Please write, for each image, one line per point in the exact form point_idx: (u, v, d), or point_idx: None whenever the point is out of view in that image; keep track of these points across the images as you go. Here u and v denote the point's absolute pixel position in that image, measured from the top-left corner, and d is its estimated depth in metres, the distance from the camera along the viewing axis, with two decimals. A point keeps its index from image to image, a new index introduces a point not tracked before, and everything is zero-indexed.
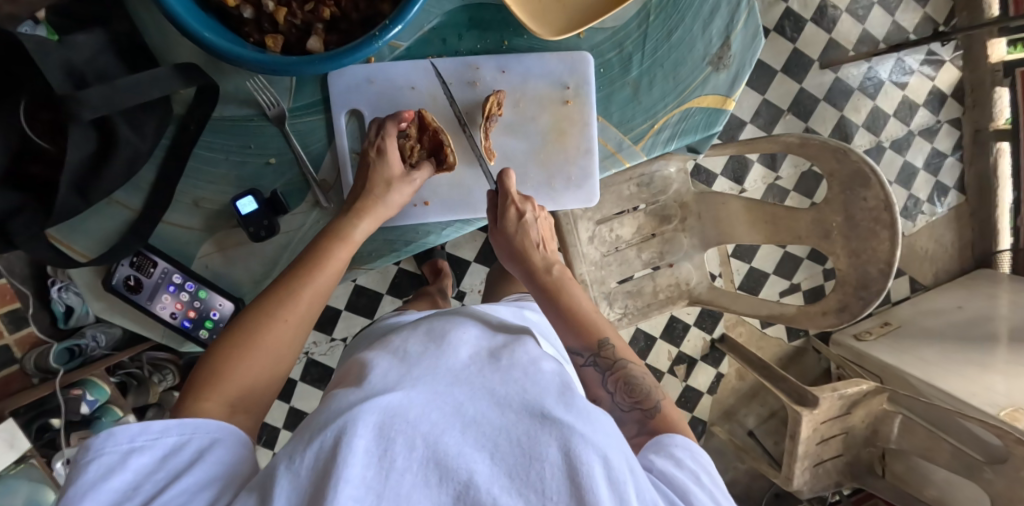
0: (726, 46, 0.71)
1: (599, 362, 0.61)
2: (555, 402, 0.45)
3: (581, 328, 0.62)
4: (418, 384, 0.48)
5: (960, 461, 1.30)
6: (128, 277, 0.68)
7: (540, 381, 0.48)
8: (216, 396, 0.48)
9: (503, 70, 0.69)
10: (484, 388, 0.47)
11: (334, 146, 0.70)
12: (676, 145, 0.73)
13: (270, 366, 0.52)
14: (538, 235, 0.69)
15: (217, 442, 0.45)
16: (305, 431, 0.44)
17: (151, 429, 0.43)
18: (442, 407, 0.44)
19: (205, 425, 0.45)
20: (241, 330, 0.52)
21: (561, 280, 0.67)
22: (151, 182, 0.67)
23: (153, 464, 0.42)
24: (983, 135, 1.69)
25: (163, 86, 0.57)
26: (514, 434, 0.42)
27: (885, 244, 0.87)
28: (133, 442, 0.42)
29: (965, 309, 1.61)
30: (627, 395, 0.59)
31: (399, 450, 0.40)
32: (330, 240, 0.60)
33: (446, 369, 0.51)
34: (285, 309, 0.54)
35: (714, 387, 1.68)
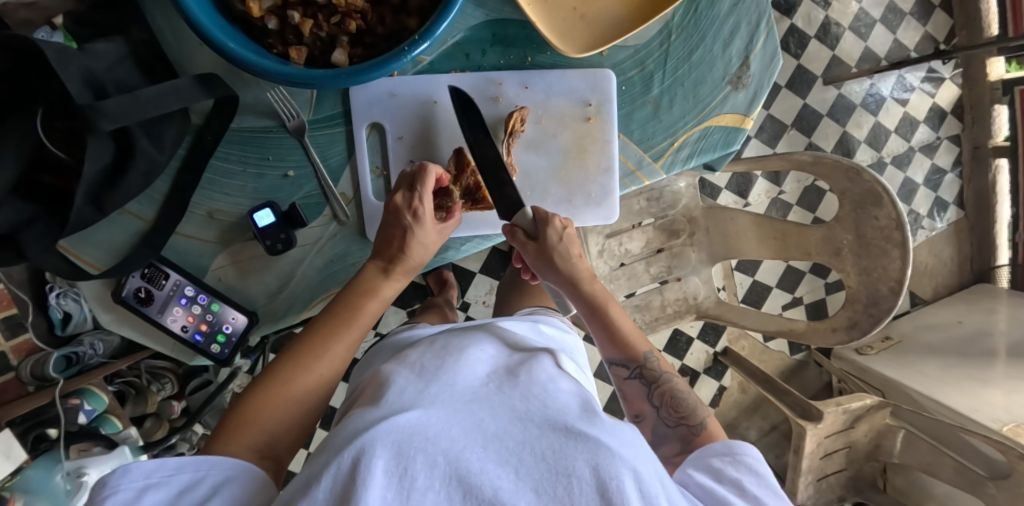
0: (745, 66, 0.71)
1: (644, 375, 0.63)
2: (578, 419, 0.44)
3: (626, 343, 0.63)
4: (434, 402, 0.47)
5: (963, 477, 1.30)
6: (139, 289, 0.67)
7: (561, 399, 0.47)
8: (242, 440, 0.48)
9: (526, 86, 0.68)
10: (504, 406, 0.46)
11: (352, 160, 0.69)
12: (695, 162, 0.73)
13: (298, 417, 0.53)
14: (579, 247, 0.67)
15: (231, 479, 0.44)
16: (323, 454, 0.43)
17: (167, 465, 0.43)
18: (462, 425, 0.43)
19: (221, 461, 0.45)
20: (273, 376, 0.53)
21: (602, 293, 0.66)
22: (164, 193, 0.66)
23: (167, 502, 0.41)
24: (982, 152, 1.71)
25: (184, 97, 0.56)
26: (538, 448, 0.41)
27: (896, 263, 0.88)
28: (149, 478, 0.42)
29: (965, 325, 1.62)
30: (673, 411, 0.60)
31: (419, 470, 0.39)
32: (360, 294, 0.60)
33: (463, 386, 0.50)
34: (317, 362, 0.55)
35: (716, 400, 1.68)
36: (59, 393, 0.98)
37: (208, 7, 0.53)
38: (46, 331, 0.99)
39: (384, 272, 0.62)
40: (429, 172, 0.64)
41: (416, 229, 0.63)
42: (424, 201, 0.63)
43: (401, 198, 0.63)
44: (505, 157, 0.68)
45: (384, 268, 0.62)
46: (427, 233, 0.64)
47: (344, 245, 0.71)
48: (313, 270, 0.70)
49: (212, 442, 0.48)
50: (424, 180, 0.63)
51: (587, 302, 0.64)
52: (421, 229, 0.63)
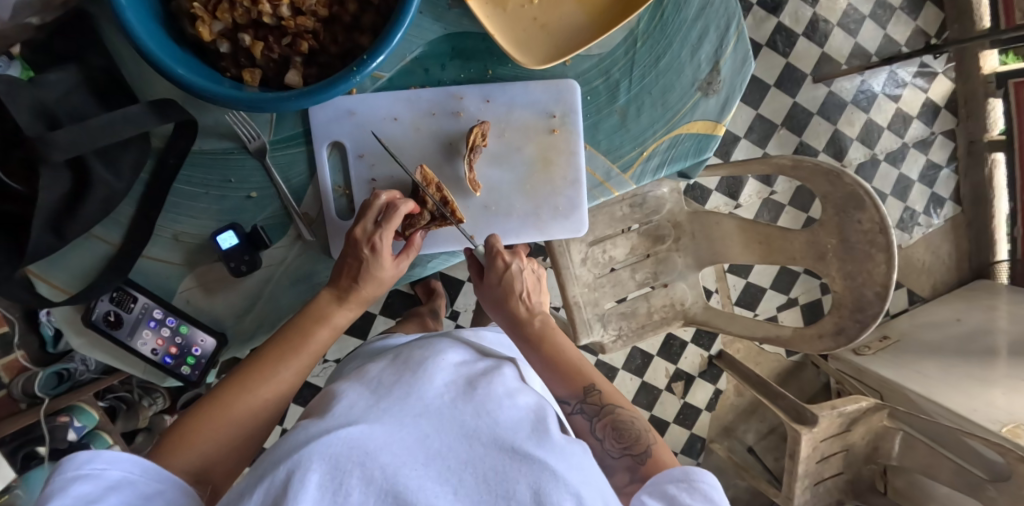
0: (715, 71, 0.70)
1: (586, 409, 0.61)
2: (527, 437, 0.44)
3: (567, 376, 0.63)
4: (383, 414, 0.46)
5: (962, 479, 1.28)
6: (108, 313, 0.66)
7: (512, 413, 0.47)
8: (180, 463, 0.48)
9: (488, 99, 0.67)
10: (454, 419, 0.46)
11: (315, 179, 0.68)
12: (666, 172, 0.72)
13: (236, 442, 0.52)
14: (526, 284, 0.67)
15: (159, 494, 0.44)
16: (262, 465, 0.42)
17: (99, 458, 0.42)
18: (407, 440, 0.43)
19: (155, 470, 0.44)
20: (214, 400, 0.52)
21: (545, 329, 0.66)
22: (130, 217, 0.66)
23: (93, 496, 0.40)
24: (977, 146, 1.69)
25: (137, 124, 0.55)
26: (480, 468, 0.41)
27: (881, 267, 0.85)
28: (80, 469, 0.41)
29: (964, 322, 1.59)
30: (616, 441, 0.59)
31: (354, 484, 0.38)
32: (310, 320, 0.59)
33: (414, 395, 0.49)
34: (263, 388, 0.54)
35: (712, 404, 1.67)
36: (45, 411, 0.99)
37: (156, 32, 0.53)
38: (37, 350, 1.00)
39: (338, 300, 0.61)
40: (398, 212, 0.62)
41: (375, 263, 0.61)
42: (382, 236, 0.61)
43: (361, 229, 0.62)
44: (467, 173, 0.67)
45: (338, 297, 0.61)
46: (386, 267, 0.62)
47: (311, 264, 0.70)
48: (279, 290, 0.69)
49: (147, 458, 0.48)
50: (390, 219, 0.62)
51: (528, 339, 0.66)
52: (380, 262, 0.61)
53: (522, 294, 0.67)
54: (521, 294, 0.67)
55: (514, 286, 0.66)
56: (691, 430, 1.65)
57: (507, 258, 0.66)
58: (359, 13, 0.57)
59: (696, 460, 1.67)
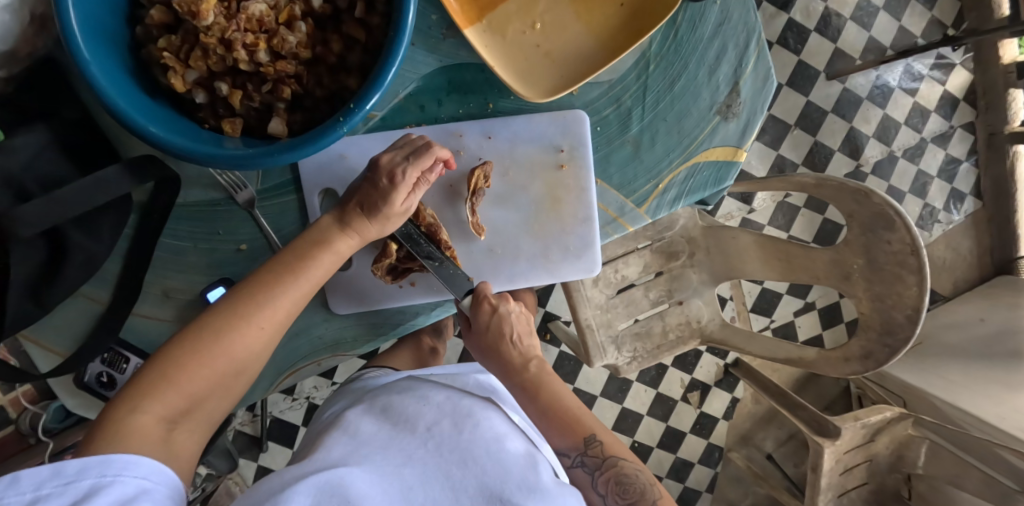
0: (734, 92, 0.64)
1: (587, 462, 0.56)
2: (519, 485, 0.40)
3: (567, 426, 0.58)
4: (365, 461, 0.41)
5: (993, 490, 1.24)
6: (100, 374, 0.64)
7: (505, 461, 0.42)
8: (160, 402, 0.44)
9: (489, 136, 0.63)
10: (440, 466, 0.41)
11: (308, 227, 0.64)
12: (684, 203, 0.66)
13: (224, 377, 0.48)
14: (516, 328, 0.63)
15: (142, 492, 0.37)
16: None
17: (64, 472, 0.35)
18: (387, 491, 0.38)
19: (127, 463, 0.38)
20: (201, 330, 0.48)
21: (541, 377, 0.61)
22: (117, 274, 0.61)
23: None
24: (998, 139, 1.65)
25: (112, 188, 0.51)
26: None
27: (912, 290, 0.80)
28: (38, 490, 0.33)
29: (988, 323, 1.54)
30: (620, 496, 0.55)
31: None
32: (311, 245, 0.55)
33: (399, 442, 0.44)
34: (259, 315, 0.50)
35: (729, 412, 1.63)
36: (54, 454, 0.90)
37: (121, 79, 0.48)
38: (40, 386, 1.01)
39: (339, 225, 0.56)
40: (429, 153, 0.57)
41: (390, 196, 0.56)
42: (407, 171, 0.56)
43: (388, 159, 0.57)
44: (470, 217, 0.62)
45: (340, 220, 0.57)
46: (400, 200, 0.57)
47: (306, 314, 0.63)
48: None
49: (124, 398, 0.43)
50: (421, 158, 0.57)
51: (523, 388, 0.60)
52: (393, 197, 0.56)
53: (513, 338, 0.62)
54: (513, 338, 0.62)
55: (505, 332, 0.61)
56: (709, 439, 1.61)
57: (501, 304, 0.62)
58: (344, 52, 0.53)
59: (715, 469, 1.63)
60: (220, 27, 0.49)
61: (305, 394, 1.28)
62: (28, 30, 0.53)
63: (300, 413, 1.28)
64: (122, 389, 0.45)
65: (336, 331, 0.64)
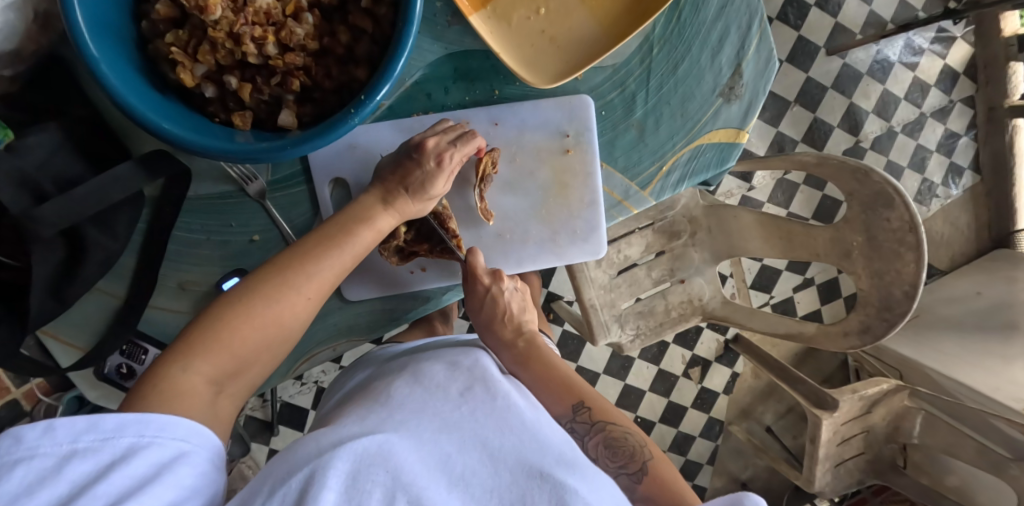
0: (736, 75, 0.65)
1: (576, 426, 0.54)
2: (554, 461, 0.41)
3: (556, 391, 0.56)
4: (401, 427, 0.43)
5: (986, 458, 1.27)
6: (120, 365, 0.66)
7: (536, 431, 0.44)
8: (208, 363, 0.45)
9: (496, 122, 0.63)
10: (475, 437, 0.42)
11: (319, 216, 0.65)
12: (688, 185, 0.68)
13: (270, 338, 0.49)
14: (509, 305, 0.62)
15: (179, 457, 0.38)
16: (272, 472, 0.39)
17: (102, 426, 0.36)
18: (426, 458, 0.40)
19: (169, 427, 0.39)
20: (250, 291, 0.48)
21: (531, 350, 0.59)
22: (132, 267, 0.62)
23: (97, 473, 0.35)
24: (997, 113, 1.65)
25: (126, 185, 0.53)
26: (507, 496, 0.39)
27: (910, 267, 0.82)
28: (76, 443, 0.35)
29: (984, 296, 1.56)
30: (611, 460, 0.52)
31: None
32: (354, 221, 0.56)
33: (433, 406, 0.46)
34: (306, 285, 0.51)
35: (730, 387, 1.66)
36: None
37: (132, 78, 0.49)
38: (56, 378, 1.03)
39: (383, 201, 0.58)
40: (475, 141, 0.59)
41: (434, 180, 0.59)
42: (455, 155, 0.59)
43: (430, 140, 0.59)
44: (479, 203, 0.64)
45: (383, 199, 0.58)
46: (444, 183, 0.60)
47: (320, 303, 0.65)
48: None
49: (175, 356, 0.44)
50: (469, 143, 0.59)
51: (513, 359, 0.59)
52: (438, 181, 0.59)
53: (506, 316, 0.61)
54: (506, 313, 0.61)
55: (498, 306, 0.61)
56: (709, 413, 1.64)
57: (495, 278, 0.62)
58: (351, 43, 0.53)
59: (715, 442, 1.67)
60: (228, 21, 0.50)
61: (314, 379, 1.31)
62: (33, 28, 0.54)
63: (309, 396, 1.31)
64: (176, 341, 0.46)
65: (350, 318, 0.66)
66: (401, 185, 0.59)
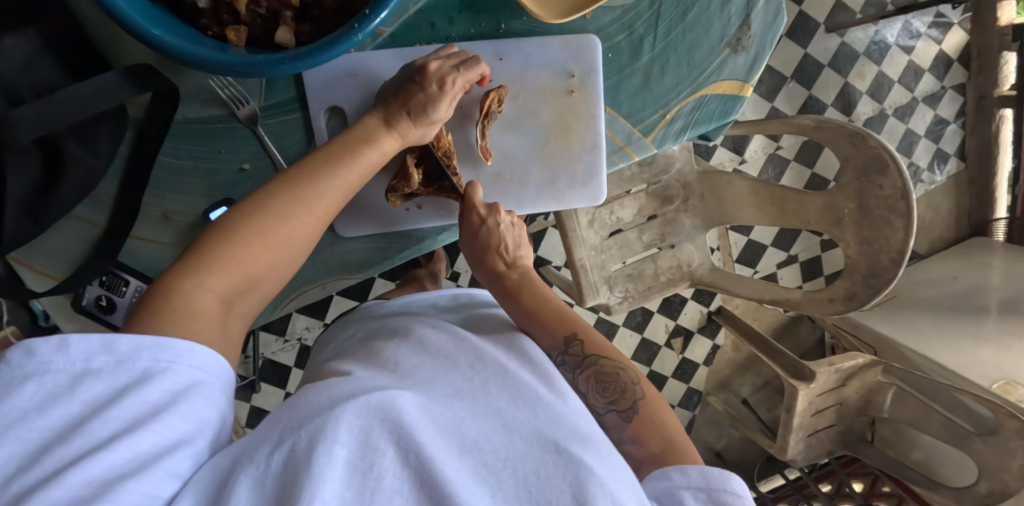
0: (745, 25, 0.64)
1: (568, 361, 0.51)
2: (570, 435, 0.38)
3: (547, 324, 0.53)
4: (418, 391, 0.40)
5: (951, 431, 1.32)
6: (99, 297, 0.63)
7: (554, 404, 0.41)
8: (219, 279, 0.43)
9: (501, 57, 0.62)
10: (490, 408, 0.40)
11: (314, 147, 0.63)
12: (689, 136, 0.67)
13: (282, 259, 0.47)
14: (504, 237, 0.61)
15: (194, 385, 0.37)
16: (279, 424, 0.37)
17: (117, 349, 0.35)
18: (440, 421, 0.37)
19: (175, 348, 0.37)
20: (257, 211, 0.46)
21: (523, 282, 0.58)
22: (113, 195, 0.60)
23: (109, 395, 0.33)
24: (987, 102, 1.67)
25: (112, 96, 0.51)
26: (520, 469, 0.35)
27: (898, 234, 0.83)
28: (90, 363, 0.34)
29: (960, 280, 1.61)
30: (601, 395, 0.49)
31: (385, 466, 0.33)
32: (355, 140, 0.54)
33: (446, 376, 0.43)
34: (314, 205, 0.49)
35: (710, 359, 1.69)
36: None
37: None
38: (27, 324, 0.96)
39: (385, 125, 0.57)
40: (478, 67, 0.58)
41: (437, 102, 0.57)
42: (456, 79, 0.57)
43: (435, 63, 0.57)
44: (479, 140, 0.62)
45: (386, 120, 0.57)
46: (444, 108, 0.58)
47: None
48: None
49: (184, 271, 0.42)
50: (471, 68, 0.58)
51: (506, 292, 0.58)
52: (440, 104, 0.57)
53: (499, 248, 0.60)
54: (503, 247, 0.61)
55: (493, 238, 0.61)
56: (689, 383, 1.68)
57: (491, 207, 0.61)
58: None
59: (693, 412, 1.71)
60: None
61: (298, 334, 1.29)
62: None
63: (292, 351, 1.29)
64: (184, 255, 0.44)
65: (341, 255, 0.65)
66: (404, 114, 0.57)
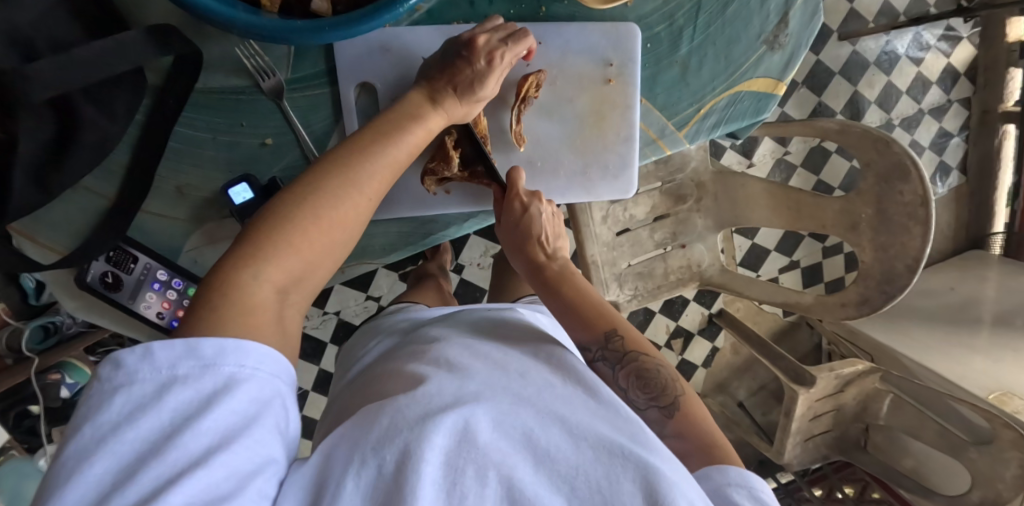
0: (782, 23, 0.64)
1: (608, 356, 0.50)
2: (636, 439, 0.37)
3: (586, 319, 0.53)
4: (484, 397, 0.39)
5: (946, 440, 1.33)
6: (104, 273, 0.59)
7: (610, 406, 0.41)
8: (273, 268, 0.38)
9: (539, 42, 0.61)
10: (554, 411, 0.39)
11: (341, 125, 0.62)
12: (722, 132, 0.67)
13: (333, 245, 0.43)
14: (545, 228, 0.60)
15: (275, 397, 0.35)
16: (360, 436, 0.37)
17: (200, 352, 0.32)
18: (512, 433, 0.37)
19: (254, 352, 0.34)
20: (317, 201, 0.42)
21: (564, 273, 0.58)
22: (124, 166, 0.58)
23: (195, 406, 0.31)
24: (991, 117, 1.69)
25: (133, 56, 0.49)
26: (592, 475, 0.35)
27: (916, 240, 0.83)
28: (173, 369, 0.32)
29: (956, 292, 1.63)
30: (641, 390, 0.48)
31: (469, 484, 0.33)
32: (406, 116, 0.52)
33: (508, 378, 0.42)
34: (366, 185, 0.45)
35: (709, 361, 1.69)
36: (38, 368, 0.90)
37: None
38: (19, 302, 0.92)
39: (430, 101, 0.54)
40: (528, 40, 0.57)
41: (485, 79, 0.56)
42: (506, 54, 0.57)
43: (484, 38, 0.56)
44: (514, 125, 0.61)
45: (432, 98, 0.55)
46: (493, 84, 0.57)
47: None
48: None
49: (238, 261, 0.37)
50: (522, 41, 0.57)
51: (545, 283, 0.58)
52: (488, 80, 0.56)
53: (540, 238, 0.60)
54: (542, 237, 0.60)
55: (533, 227, 0.60)
56: None
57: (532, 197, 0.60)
58: None
59: None
60: None
61: None
62: None
63: None
64: (236, 242, 0.39)
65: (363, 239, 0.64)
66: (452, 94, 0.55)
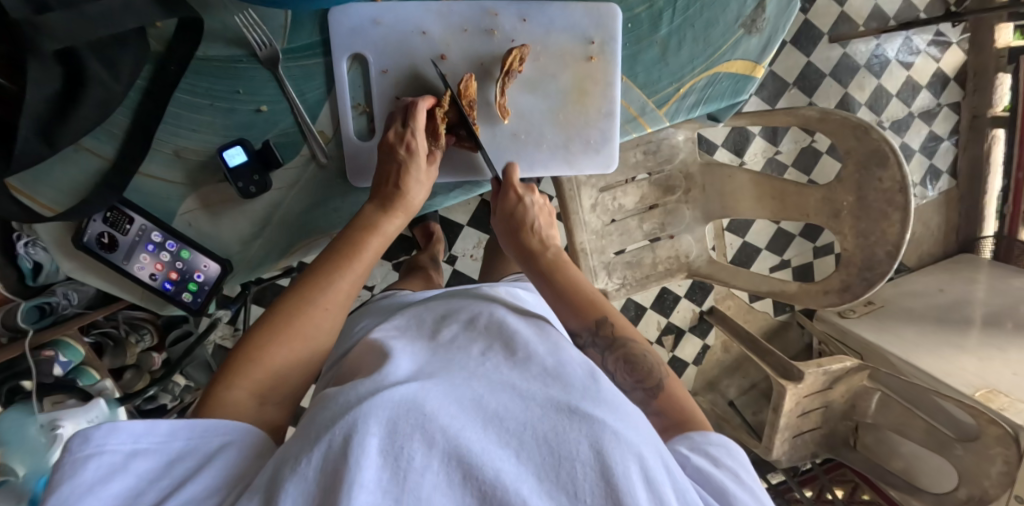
0: (759, 8, 0.70)
1: (598, 341, 0.55)
2: (580, 395, 0.39)
3: (577, 305, 0.57)
4: (434, 375, 0.40)
5: (933, 437, 1.33)
6: (101, 234, 0.61)
7: (563, 369, 0.42)
8: (249, 378, 0.45)
9: (524, 19, 0.65)
10: (504, 381, 0.40)
11: (334, 96, 0.64)
12: (701, 111, 0.72)
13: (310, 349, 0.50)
14: (538, 217, 0.65)
15: (227, 445, 0.40)
16: (309, 428, 0.37)
17: (159, 429, 0.39)
18: (460, 400, 0.38)
19: (216, 426, 0.41)
20: (307, 286, 0.52)
21: (557, 261, 0.63)
22: (125, 128, 0.60)
23: (157, 471, 0.37)
24: (980, 121, 1.71)
25: (138, 15, 0.51)
26: (540, 430, 0.36)
27: (895, 227, 0.85)
28: (138, 442, 0.38)
29: (945, 293, 1.64)
30: (629, 374, 0.53)
31: (416, 449, 0.34)
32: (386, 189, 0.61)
33: (458, 360, 0.43)
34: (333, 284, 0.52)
35: (700, 358, 1.71)
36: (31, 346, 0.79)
37: None
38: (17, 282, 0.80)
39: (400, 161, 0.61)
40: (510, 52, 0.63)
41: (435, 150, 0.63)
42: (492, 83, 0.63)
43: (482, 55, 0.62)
44: (498, 98, 0.64)
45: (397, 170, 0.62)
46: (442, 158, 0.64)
47: (323, 187, 0.67)
48: (290, 215, 0.67)
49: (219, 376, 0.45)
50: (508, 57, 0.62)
51: (540, 270, 0.62)
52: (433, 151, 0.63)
53: (534, 226, 0.65)
54: (535, 227, 0.65)
55: (529, 218, 0.65)
56: None
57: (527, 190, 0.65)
58: None
59: None
60: None
61: None
62: None
63: None
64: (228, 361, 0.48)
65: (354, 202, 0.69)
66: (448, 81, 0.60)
